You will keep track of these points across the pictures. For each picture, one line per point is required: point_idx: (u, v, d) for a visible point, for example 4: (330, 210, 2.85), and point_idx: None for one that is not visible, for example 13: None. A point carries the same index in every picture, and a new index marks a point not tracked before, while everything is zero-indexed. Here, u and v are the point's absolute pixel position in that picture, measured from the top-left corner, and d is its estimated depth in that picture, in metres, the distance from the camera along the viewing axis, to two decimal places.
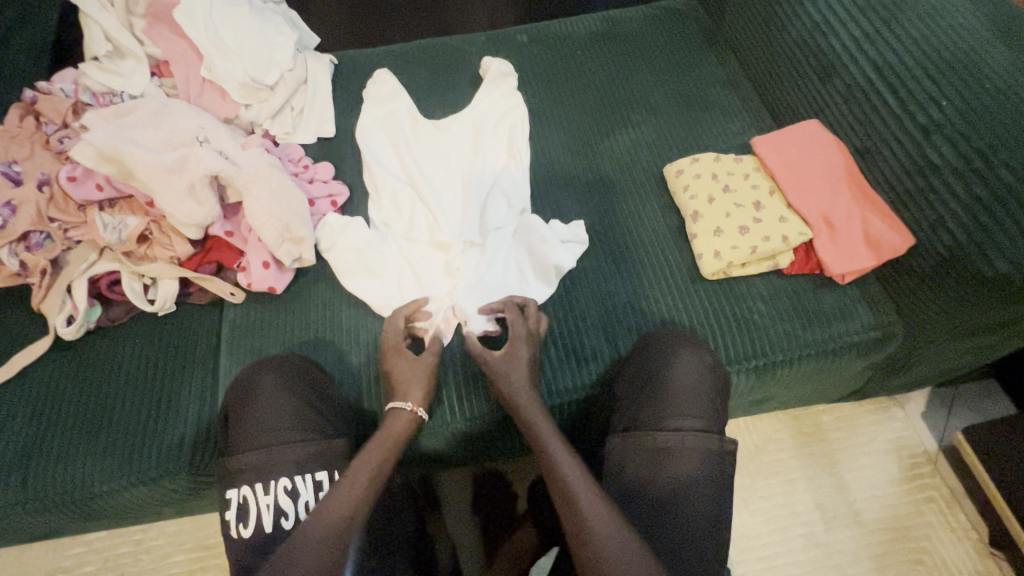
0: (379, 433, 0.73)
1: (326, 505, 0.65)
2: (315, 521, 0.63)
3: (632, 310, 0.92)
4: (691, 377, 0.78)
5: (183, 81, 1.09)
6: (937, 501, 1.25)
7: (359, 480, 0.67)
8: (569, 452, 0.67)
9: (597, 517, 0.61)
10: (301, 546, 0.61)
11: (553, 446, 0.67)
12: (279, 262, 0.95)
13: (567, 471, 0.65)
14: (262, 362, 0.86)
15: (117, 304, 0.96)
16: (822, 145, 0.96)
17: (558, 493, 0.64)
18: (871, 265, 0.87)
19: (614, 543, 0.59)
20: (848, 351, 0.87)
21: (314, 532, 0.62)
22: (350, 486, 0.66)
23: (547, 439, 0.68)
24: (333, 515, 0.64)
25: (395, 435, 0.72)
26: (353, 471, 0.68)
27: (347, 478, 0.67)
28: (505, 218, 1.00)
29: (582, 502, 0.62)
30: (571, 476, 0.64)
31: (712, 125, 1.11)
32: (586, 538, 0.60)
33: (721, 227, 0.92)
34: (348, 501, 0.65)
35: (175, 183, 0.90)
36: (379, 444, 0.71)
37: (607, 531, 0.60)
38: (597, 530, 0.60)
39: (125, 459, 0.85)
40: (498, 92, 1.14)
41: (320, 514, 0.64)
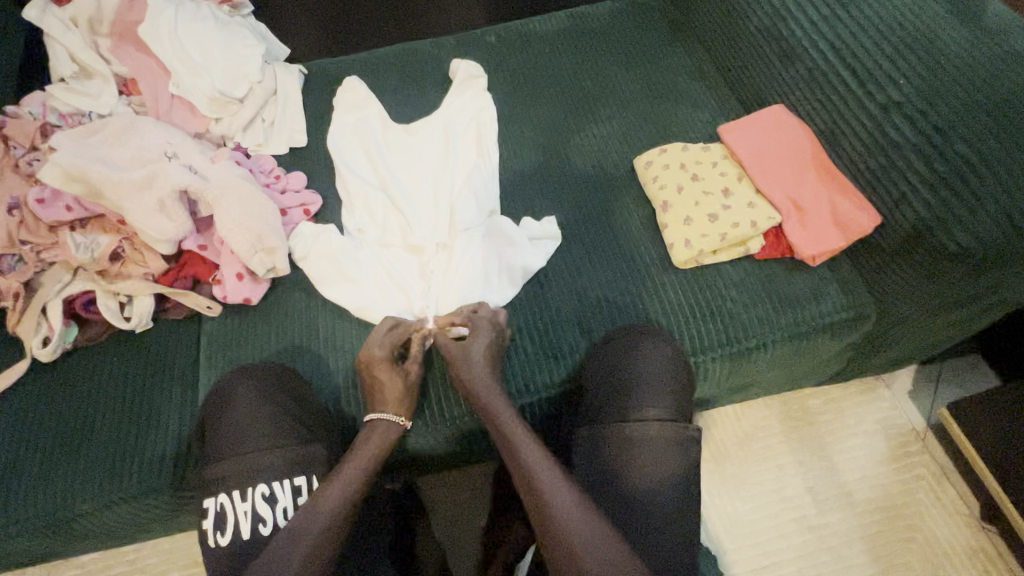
0: (365, 437, 0.75)
1: (311, 513, 0.64)
2: (300, 530, 0.63)
3: (606, 303, 0.92)
4: (652, 368, 0.80)
5: (151, 99, 1.09)
6: (926, 479, 1.25)
7: (344, 485, 0.68)
8: (538, 449, 0.68)
9: (565, 510, 0.62)
10: (283, 555, 0.60)
11: (520, 444, 0.69)
12: (253, 273, 0.95)
13: (534, 467, 0.66)
14: (236, 369, 0.86)
15: (93, 324, 0.96)
16: (788, 129, 0.96)
17: (527, 489, 0.65)
18: (839, 246, 0.87)
19: (584, 534, 0.60)
20: (821, 333, 0.88)
21: (299, 540, 0.62)
22: (334, 494, 0.67)
23: (514, 438, 0.69)
24: (319, 524, 0.63)
25: (379, 439, 0.75)
26: (338, 477, 0.69)
27: (332, 484, 0.68)
28: (474, 219, 1.00)
29: (551, 495, 0.63)
30: (538, 472, 0.66)
31: (681, 115, 1.12)
32: (556, 531, 0.61)
33: (691, 216, 0.92)
34: (332, 506, 0.65)
35: (144, 199, 0.90)
36: (361, 451, 0.73)
37: (577, 521, 0.61)
38: (566, 522, 0.61)
39: (106, 477, 0.85)
40: (468, 94, 1.15)
41: (307, 524, 0.63)
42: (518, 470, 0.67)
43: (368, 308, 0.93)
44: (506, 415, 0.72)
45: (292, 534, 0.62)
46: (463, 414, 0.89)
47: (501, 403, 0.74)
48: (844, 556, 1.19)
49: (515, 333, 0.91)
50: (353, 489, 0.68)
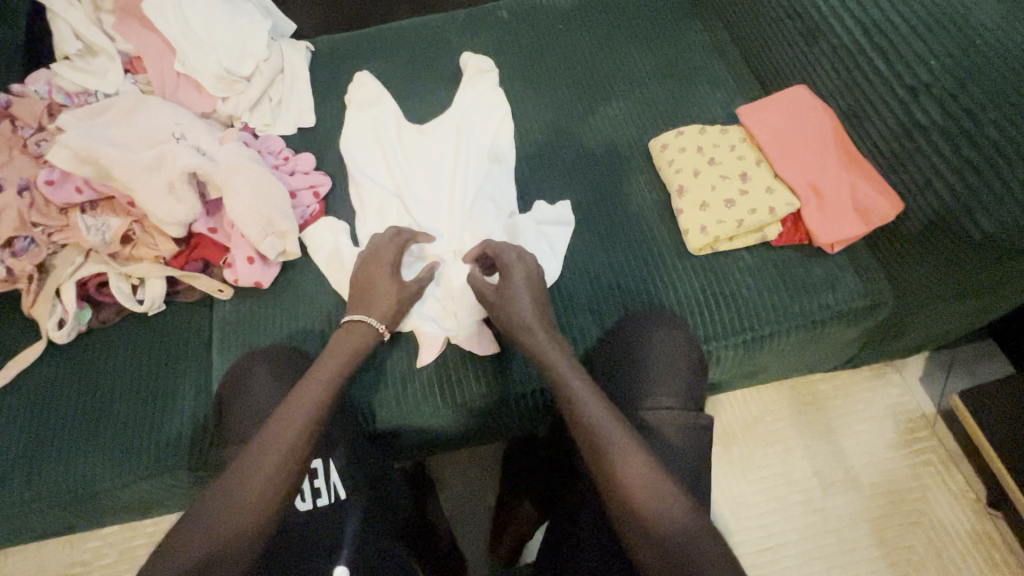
0: (328, 352, 0.72)
1: (261, 455, 0.61)
2: (248, 474, 0.59)
3: (618, 288, 0.91)
4: (662, 359, 0.79)
5: (157, 77, 1.07)
6: (934, 464, 1.25)
7: (292, 427, 0.63)
8: (593, 392, 0.66)
9: (618, 440, 0.61)
10: (243, 481, 0.59)
11: (572, 386, 0.66)
12: (264, 256, 0.95)
13: (590, 410, 0.64)
14: (250, 353, 0.87)
15: (107, 305, 0.96)
16: (810, 112, 0.94)
17: (584, 430, 0.63)
18: (859, 234, 0.86)
19: (644, 475, 0.59)
20: (838, 321, 0.86)
21: (246, 485, 0.59)
22: (287, 428, 0.63)
23: (567, 381, 0.67)
24: (263, 472, 0.60)
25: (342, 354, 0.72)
26: (289, 410, 0.64)
27: (283, 417, 0.64)
28: (495, 225, 0.97)
29: (608, 436, 0.62)
30: (593, 415, 0.63)
31: (698, 95, 1.09)
32: (615, 471, 0.60)
33: (707, 201, 0.91)
34: (287, 436, 0.62)
35: (153, 181, 0.89)
36: (315, 390, 0.67)
37: (636, 462, 0.60)
38: (624, 464, 0.60)
39: (124, 456, 0.86)
40: (480, 89, 1.10)
41: (255, 469, 0.60)
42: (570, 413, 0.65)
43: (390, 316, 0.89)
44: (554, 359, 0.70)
45: (240, 478, 0.59)
46: (473, 398, 0.89)
47: (544, 342, 0.72)
48: (850, 539, 1.19)
49: None
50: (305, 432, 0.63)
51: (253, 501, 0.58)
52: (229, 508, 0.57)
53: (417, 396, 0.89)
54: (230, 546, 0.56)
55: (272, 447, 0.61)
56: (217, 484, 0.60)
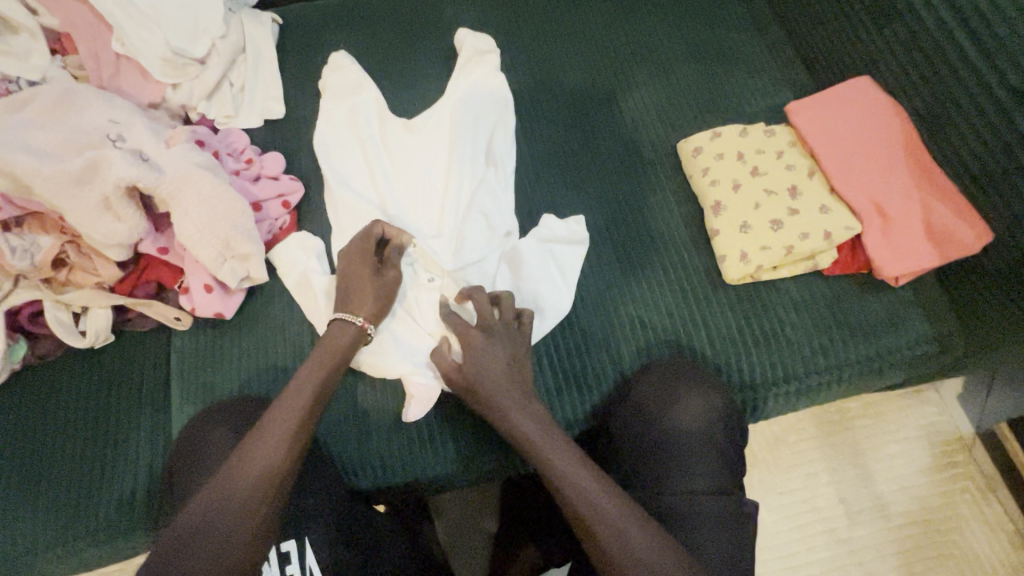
0: (318, 348, 0.68)
1: (253, 457, 0.58)
2: (238, 477, 0.57)
3: (640, 324, 0.77)
4: (687, 431, 0.67)
5: (91, 60, 0.90)
6: (970, 492, 1.13)
7: (284, 426, 0.60)
8: (571, 454, 0.59)
9: (601, 510, 0.55)
10: (221, 501, 0.55)
11: (547, 449, 0.59)
12: (224, 283, 0.81)
13: (570, 474, 0.58)
14: (209, 410, 0.74)
15: (45, 339, 0.83)
16: (877, 111, 0.79)
17: (565, 499, 0.57)
18: (931, 265, 0.72)
19: (635, 543, 0.53)
20: (898, 367, 0.75)
21: (237, 489, 0.56)
22: (273, 440, 0.59)
23: (539, 444, 0.60)
24: (252, 477, 0.57)
25: (335, 353, 0.67)
26: (272, 419, 0.61)
27: (267, 430, 0.60)
28: (487, 247, 0.81)
29: (593, 501, 0.56)
30: (574, 479, 0.57)
31: (736, 83, 0.92)
32: (602, 543, 0.54)
33: (750, 222, 0.77)
34: (271, 450, 0.59)
35: (85, 197, 0.74)
36: (306, 383, 0.64)
37: (627, 530, 0.54)
38: (612, 533, 0.54)
39: (69, 520, 0.74)
40: (478, 73, 0.91)
41: (246, 472, 0.57)
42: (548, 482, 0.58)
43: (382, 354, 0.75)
44: (524, 416, 0.62)
45: (230, 481, 0.56)
46: (470, 454, 0.77)
47: (509, 398, 0.63)
48: (875, 573, 1.09)
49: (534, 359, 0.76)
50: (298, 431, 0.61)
51: (243, 508, 0.55)
52: (209, 531, 0.54)
53: (407, 452, 0.77)
54: (216, 558, 0.53)
55: (253, 467, 0.57)
56: (206, 487, 0.57)
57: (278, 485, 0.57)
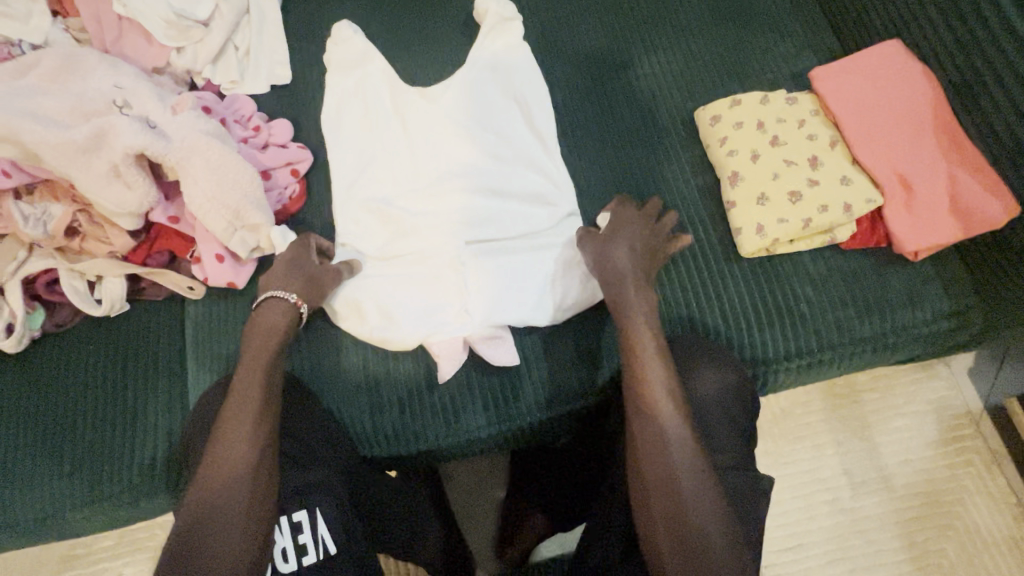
0: (251, 325, 0.70)
1: (223, 450, 0.61)
2: (216, 470, 0.60)
3: (651, 298, 0.77)
4: (725, 403, 0.68)
5: (93, 23, 0.87)
6: (975, 466, 1.14)
7: (247, 397, 0.64)
8: (671, 392, 0.62)
9: (671, 418, 0.60)
10: (218, 479, 0.59)
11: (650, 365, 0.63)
12: (235, 253, 0.81)
13: (663, 410, 0.61)
14: (222, 384, 0.76)
15: (61, 307, 0.84)
16: (906, 79, 0.76)
17: (651, 431, 0.60)
18: (953, 240, 0.71)
19: (697, 488, 0.57)
20: (913, 342, 0.74)
21: (218, 483, 0.59)
22: (245, 413, 0.63)
23: (648, 377, 0.62)
24: (235, 446, 0.61)
25: (269, 328, 0.69)
26: (238, 394, 0.64)
27: (237, 403, 0.64)
28: (514, 227, 0.81)
29: (672, 441, 0.59)
30: (665, 417, 0.60)
31: (757, 49, 0.89)
32: (667, 476, 0.58)
33: (767, 194, 0.75)
34: (247, 423, 0.62)
35: (94, 165, 0.74)
36: (258, 376, 0.66)
37: (694, 475, 0.57)
38: (681, 472, 0.58)
39: (93, 482, 0.77)
40: (500, 44, 0.87)
41: (223, 465, 0.60)
42: (640, 411, 0.61)
43: (390, 322, 0.77)
44: (642, 348, 0.64)
45: (211, 477, 0.59)
46: (480, 425, 0.78)
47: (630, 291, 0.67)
48: (876, 541, 1.10)
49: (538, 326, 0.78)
50: (256, 420, 0.63)
51: (233, 486, 0.59)
52: (218, 505, 0.58)
53: (420, 422, 0.78)
54: (235, 518, 0.58)
55: (235, 440, 0.61)
56: (192, 487, 0.60)
57: (253, 469, 0.60)
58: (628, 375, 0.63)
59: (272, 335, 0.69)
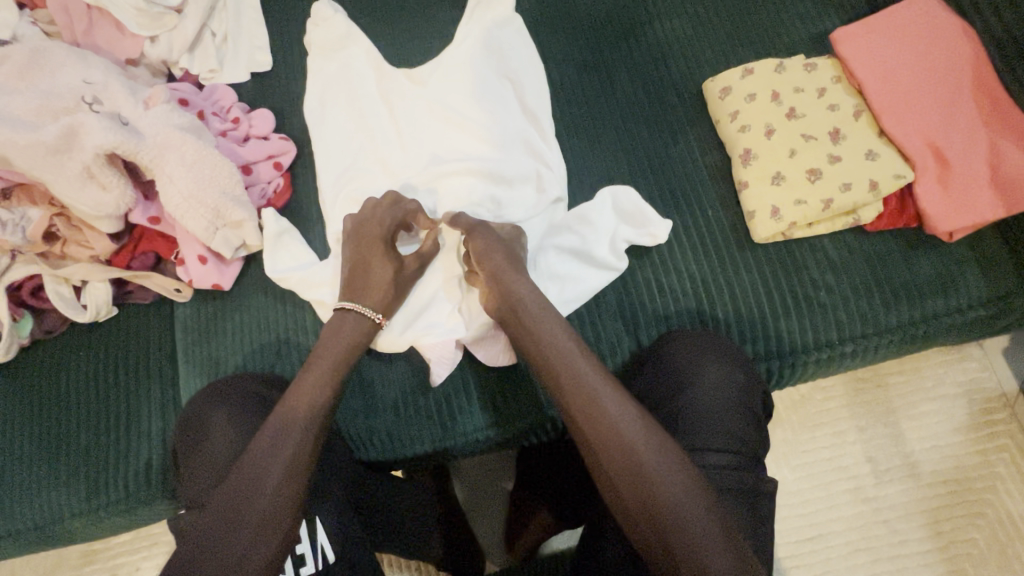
0: (327, 328, 0.66)
1: (268, 455, 0.56)
2: (256, 476, 0.55)
3: (658, 291, 0.72)
4: (715, 401, 0.62)
5: (61, 13, 0.83)
6: (1010, 451, 1.08)
7: (314, 397, 0.60)
8: (627, 405, 0.55)
9: (632, 432, 0.53)
10: (265, 468, 0.55)
11: (593, 381, 0.56)
12: (219, 254, 0.78)
13: (623, 426, 0.54)
14: (213, 390, 0.73)
15: (50, 312, 0.82)
16: (940, 38, 0.68)
17: (615, 452, 0.53)
18: (993, 217, 0.64)
19: (682, 497, 0.51)
20: (946, 331, 0.68)
21: (258, 491, 0.54)
22: (303, 409, 0.59)
23: (600, 393, 0.55)
24: (290, 443, 0.57)
25: (345, 338, 0.65)
26: (305, 388, 0.61)
27: (301, 397, 0.60)
28: (530, 206, 0.75)
29: (642, 457, 0.52)
30: (627, 432, 0.53)
31: (773, 10, 0.81)
32: (645, 492, 0.52)
33: (782, 173, 0.68)
34: (306, 419, 0.59)
35: (66, 167, 0.70)
36: (318, 380, 0.62)
37: (674, 483, 0.51)
38: (659, 484, 0.51)
39: (90, 489, 0.76)
40: (491, 17, 0.80)
41: (265, 469, 0.55)
42: (596, 428, 0.54)
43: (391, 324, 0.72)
44: (578, 365, 0.57)
45: (249, 480, 0.55)
46: (477, 428, 0.74)
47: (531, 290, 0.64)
48: (901, 531, 1.05)
49: None
50: (311, 431, 0.59)
51: (280, 483, 0.55)
52: (259, 500, 0.54)
53: (415, 425, 0.75)
54: (274, 517, 0.54)
55: (289, 436, 0.57)
56: (224, 487, 0.55)
57: (299, 479, 0.56)
58: (571, 396, 0.56)
59: (338, 346, 0.65)
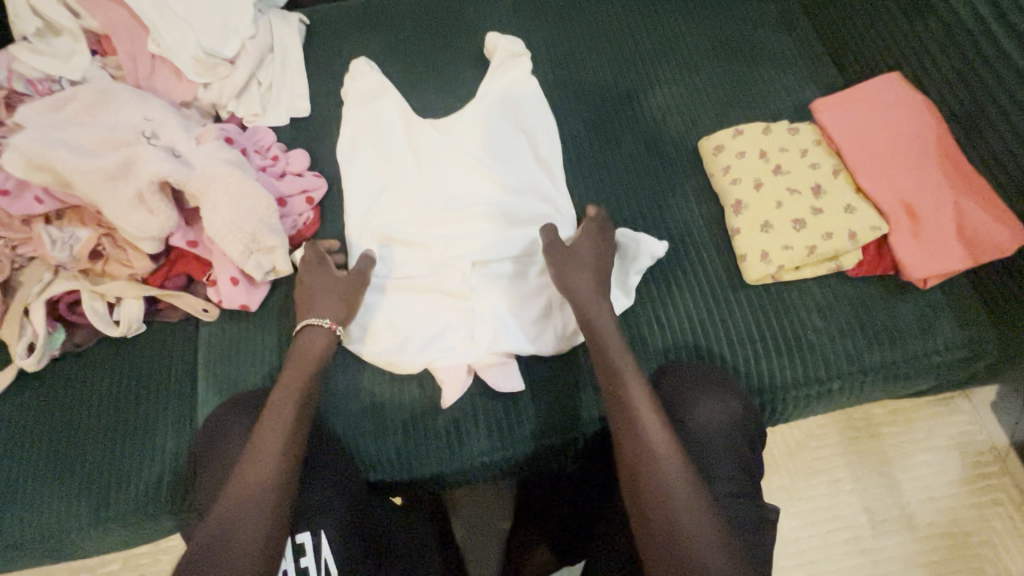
0: (292, 354, 0.69)
1: (249, 481, 0.58)
2: (237, 503, 0.57)
3: (657, 328, 0.77)
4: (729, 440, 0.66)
5: (129, 60, 0.93)
6: (1003, 506, 1.09)
7: (284, 419, 0.63)
8: (664, 438, 0.59)
9: (668, 464, 0.57)
10: (245, 495, 0.58)
11: (639, 410, 0.60)
12: (250, 276, 0.84)
13: (658, 457, 0.57)
14: (233, 404, 0.76)
15: (82, 327, 0.87)
16: (908, 109, 0.77)
17: (650, 479, 0.57)
18: (961, 267, 0.71)
19: (704, 534, 0.53)
20: (926, 372, 0.73)
21: (240, 518, 0.56)
22: (276, 433, 0.62)
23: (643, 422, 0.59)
24: (263, 468, 0.60)
25: (309, 356, 0.69)
26: (274, 413, 0.64)
27: (274, 422, 0.63)
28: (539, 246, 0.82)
29: (672, 489, 0.56)
30: (663, 461, 0.57)
31: (762, 83, 0.91)
32: (669, 522, 0.54)
33: (771, 221, 0.76)
34: (278, 442, 0.62)
35: (119, 192, 0.77)
36: (287, 401, 0.65)
37: (697, 517, 0.54)
38: (686, 517, 0.54)
39: (100, 501, 0.78)
40: (509, 79, 0.91)
41: (248, 496, 0.58)
42: (635, 453, 0.58)
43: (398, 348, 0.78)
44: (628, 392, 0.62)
45: (231, 509, 0.57)
46: (485, 451, 0.77)
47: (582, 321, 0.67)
48: None
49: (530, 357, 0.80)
50: (283, 455, 0.61)
51: (256, 508, 0.57)
52: (242, 526, 0.56)
53: (425, 448, 0.78)
54: (256, 540, 0.56)
55: (265, 460, 0.60)
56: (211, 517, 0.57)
57: (275, 517, 0.58)
58: (618, 419, 0.61)
59: (310, 368, 0.68)
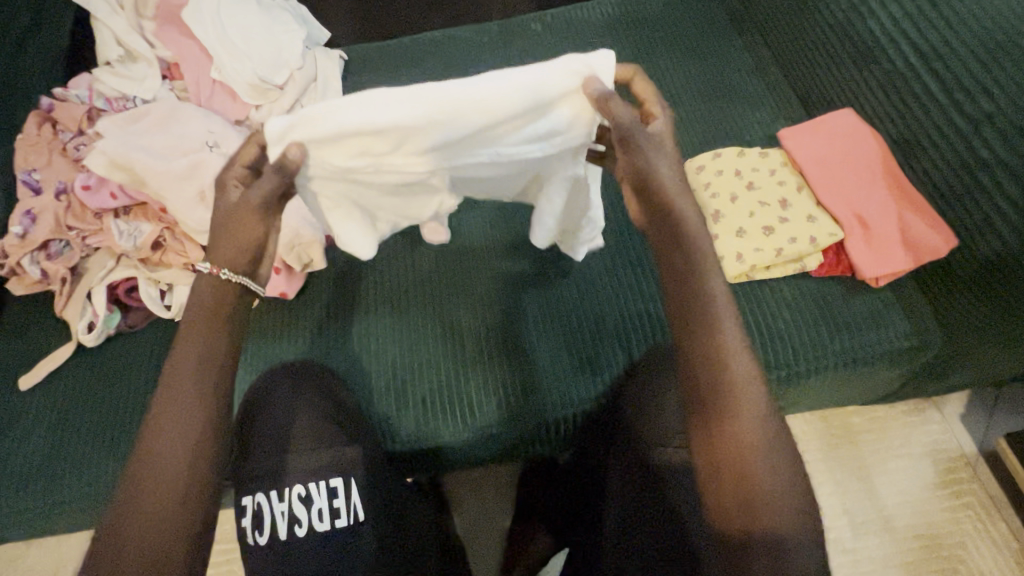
0: (187, 303, 0.56)
1: (162, 445, 0.50)
2: (155, 470, 0.50)
3: (646, 317, 0.91)
4: None
5: (194, 84, 1.08)
6: (974, 509, 1.16)
7: (197, 370, 0.53)
8: (760, 392, 0.52)
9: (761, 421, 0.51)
10: (164, 456, 0.50)
11: (738, 360, 0.52)
12: (291, 267, 0.94)
13: (755, 413, 0.51)
14: (282, 368, 0.84)
15: (135, 310, 0.97)
16: (858, 138, 0.91)
17: (748, 437, 0.51)
18: (906, 268, 0.83)
19: (788, 496, 0.50)
20: (882, 359, 0.83)
21: (160, 485, 0.49)
22: (191, 384, 0.52)
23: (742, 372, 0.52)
24: (179, 428, 0.51)
25: (210, 307, 0.55)
26: (181, 365, 0.53)
27: (189, 373, 0.53)
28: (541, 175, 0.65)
29: (767, 448, 0.51)
30: (757, 417, 0.51)
31: (738, 117, 1.06)
32: (759, 484, 0.50)
33: (744, 228, 0.88)
34: (191, 396, 0.52)
35: (185, 190, 0.90)
36: (192, 354, 0.53)
37: (788, 480, 0.50)
38: (774, 478, 0.50)
39: None
40: None
41: (166, 461, 0.50)
42: (728, 406, 0.51)
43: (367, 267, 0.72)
44: (728, 336, 0.53)
45: (147, 477, 0.49)
46: (494, 421, 0.86)
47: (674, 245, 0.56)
48: None
49: (534, 338, 0.91)
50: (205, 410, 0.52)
51: (175, 470, 0.50)
52: (161, 491, 0.49)
53: (441, 417, 0.87)
54: (178, 508, 0.49)
55: (183, 416, 0.51)
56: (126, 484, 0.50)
57: (203, 472, 0.51)
58: (713, 367, 0.52)
59: (210, 319, 0.55)
